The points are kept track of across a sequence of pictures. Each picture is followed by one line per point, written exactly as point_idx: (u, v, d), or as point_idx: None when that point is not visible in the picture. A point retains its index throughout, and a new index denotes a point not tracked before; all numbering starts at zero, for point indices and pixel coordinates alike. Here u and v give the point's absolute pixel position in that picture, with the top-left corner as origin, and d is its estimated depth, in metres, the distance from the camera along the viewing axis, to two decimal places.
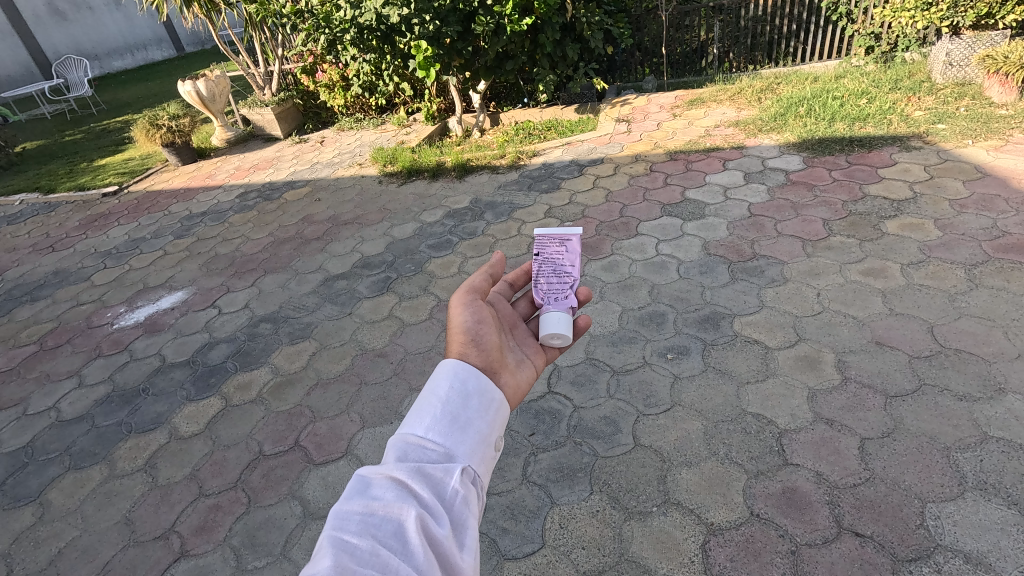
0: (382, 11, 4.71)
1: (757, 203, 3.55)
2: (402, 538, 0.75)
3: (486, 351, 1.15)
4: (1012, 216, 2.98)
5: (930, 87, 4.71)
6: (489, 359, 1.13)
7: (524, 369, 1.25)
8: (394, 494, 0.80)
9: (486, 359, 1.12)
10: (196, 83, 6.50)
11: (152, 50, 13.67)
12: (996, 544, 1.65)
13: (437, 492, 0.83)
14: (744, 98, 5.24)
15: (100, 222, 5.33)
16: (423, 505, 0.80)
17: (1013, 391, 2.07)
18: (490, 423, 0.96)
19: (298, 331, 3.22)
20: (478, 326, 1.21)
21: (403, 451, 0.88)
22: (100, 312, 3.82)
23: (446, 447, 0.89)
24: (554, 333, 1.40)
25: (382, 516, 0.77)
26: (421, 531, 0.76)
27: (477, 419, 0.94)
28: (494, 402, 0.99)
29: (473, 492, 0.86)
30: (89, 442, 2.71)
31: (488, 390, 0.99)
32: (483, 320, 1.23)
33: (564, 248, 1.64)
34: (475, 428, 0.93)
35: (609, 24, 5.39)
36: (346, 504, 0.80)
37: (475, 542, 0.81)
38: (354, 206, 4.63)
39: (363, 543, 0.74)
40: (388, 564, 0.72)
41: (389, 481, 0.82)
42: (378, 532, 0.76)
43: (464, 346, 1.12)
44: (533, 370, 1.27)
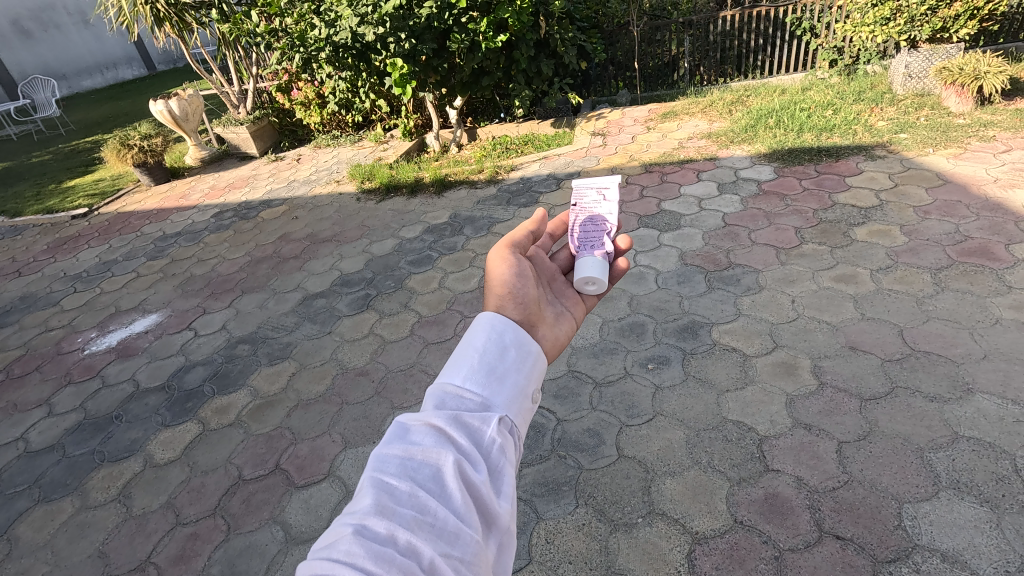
0: (357, 29, 4.73)
1: (731, 212, 3.62)
2: (440, 483, 0.71)
3: (523, 304, 1.07)
4: (973, 222, 3.09)
5: (892, 98, 4.88)
6: (525, 314, 1.05)
7: (564, 323, 1.17)
8: (432, 440, 0.75)
9: (523, 312, 1.05)
10: (168, 102, 6.42)
11: (123, 69, 13.48)
12: (970, 541, 1.70)
13: (476, 439, 0.77)
14: (715, 110, 5.36)
15: (70, 245, 5.20)
16: (461, 451, 0.75)
17: (980, 391, 2.13)
18: (529, 373, 0.88)
19: (277, 351, 3.17)
20: (517, 280, 1.12)
21: (441, 399, 0.82)
22: (71, 338, 3.72)
23: (485, 394, 0.82)
24: (589, 279, 1.32)
25: (420, 460, 0.73)
26: (458, 478, 0.72)
27: (517, 368, 0.87)
28: (535, 351, 0.91)
29: (511, 441, 0.80)
30: (59, 473, 2.62)
31: (527, 339, 0.92)
32: (522, 275, 1.14)
33: (603, 197, 1.62)
34: (515, 377, 0.86)
35: (582, 40, 5.49)
36: (384, 447, 0.76)
37: (514, 491, 0.76)
38: (333, 223, 4.60)
39: (401, 487, 0.70)
40: (426, 509, 0.68)
41: (428, 425, 0.77)
42: (415, 477, 0.71)
43: (500, 300, 1.05)
44: (573, 323, 1.19)
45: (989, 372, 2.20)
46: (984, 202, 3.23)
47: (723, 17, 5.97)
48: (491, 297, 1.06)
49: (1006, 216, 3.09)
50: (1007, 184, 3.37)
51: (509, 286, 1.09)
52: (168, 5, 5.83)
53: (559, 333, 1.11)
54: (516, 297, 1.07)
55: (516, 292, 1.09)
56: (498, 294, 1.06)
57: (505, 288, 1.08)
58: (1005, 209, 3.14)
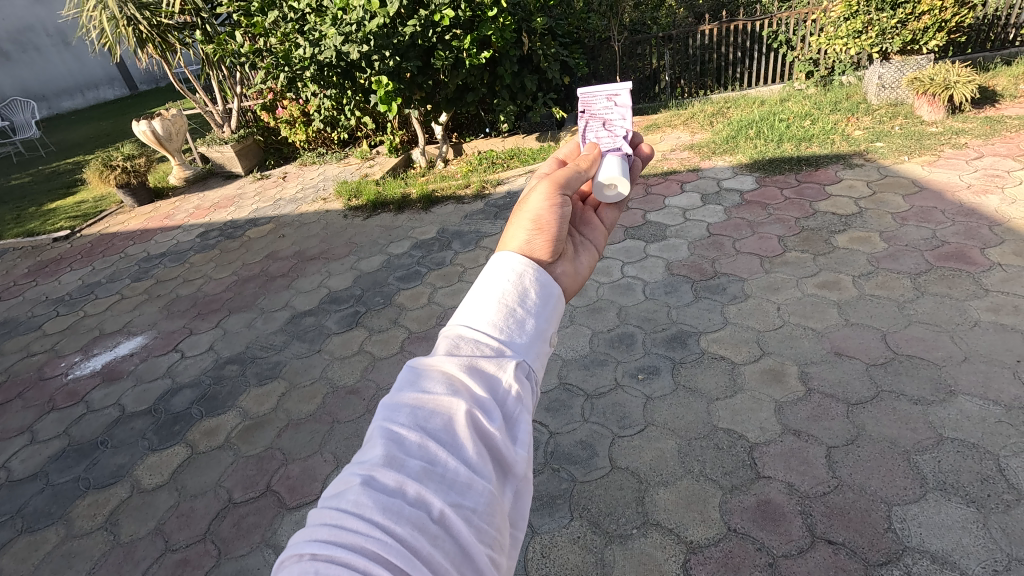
0: (342, 48, 4.75)
1: (715, 222, 3.68)
2: (452, 432, 0.68)
3: (555, 238, 1.07)
4: (949, 227, 3.17)
5: (867, 108, 5.02)
6: (555, 247, 1.06)
7: (583, 256, 1.19)
8: (445, 388, 0.73)
9: (552, 247, 1.05)
10: (151, 122, 6.37)
11: (104, 89, 13.39)
12: (958, 542, 1.72)
13: (489, 387, 0.75)
14: (696, 122, 5.46)
15: (51, 268, 5.13)
16: (474, 400, 0.73)
17: (963, 393, 2.18)
18: (548, 316, 0.87)
19: (266, 371, 3.15)
20: (556, 216, 1.12)
21: (455, 345, 0.80)
22: (53, 362, 3.66)
23: (499, 341, 0.81)
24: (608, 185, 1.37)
25: (431, 408, 0.70)
26: (471, 426, 0.69)
27: (533, 315, 0.85)
28: (552, 297, 0.90)
29: (527, 389, 0.78)
30: (43, 501, 2.57)
31: (544, 284, 0.90)
32: (558, 210, 1.14)
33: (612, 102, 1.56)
34: (530, 324, 0.84)
35: (564, 56, 5.58)
36: (394, 396, 0.73)
37: (529, 438, 0.74)
38: (320, 241, 4.59)
39: (411, 436, 0.67)
40: (437, 458, 0.65)
41: (440, 374, 0.75)
42: (427, 425, 0.68)
43: (536, 230, 1.05)
44: (594, 254, 1.23)
45: (971, 374, 2.25)
46: (959, 207, 3.32)
47: (701, 31, 6.11)
48: (524, 228, 1.05)
49: (980, 221, 3.17)
50: (980, 189, 3.47)
51: (547, 220, 1.09)
52: (150, 26, 5.82)
53: (581, 267, 1.13)
54: (552, 231, 1.07)
55: (553, 226, 1.08)
56: (535, 226, 1.06)
57: (544, 221, 1.07)
58: (979, 214, 3.23)
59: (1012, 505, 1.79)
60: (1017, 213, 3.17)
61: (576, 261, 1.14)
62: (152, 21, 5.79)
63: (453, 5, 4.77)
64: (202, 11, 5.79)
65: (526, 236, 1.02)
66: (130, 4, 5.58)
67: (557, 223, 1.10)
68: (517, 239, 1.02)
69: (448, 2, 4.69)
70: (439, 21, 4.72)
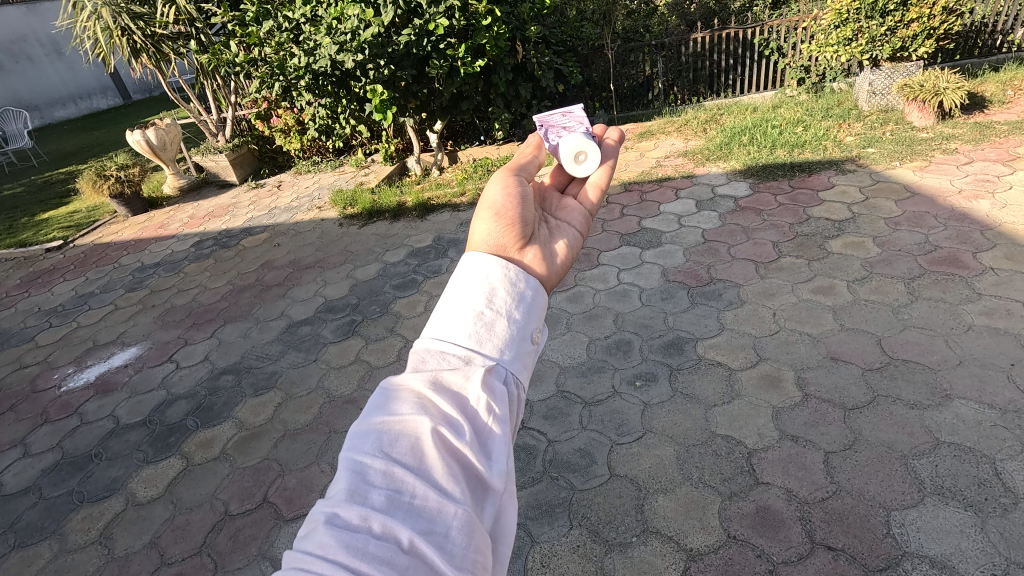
0: (337, 57, 4.75)
1: (710, 228, 3.70)
2: (419, 454, 0.67)
3: (518, 223, 1.09)
4: (941, 232, 3.20)
5: (858, 114, 5.08)
6: (519, 231, 1.07)
7: (559, 238, 1.17)
8: (412, 409, 0.72)
9: (516, 232, 1.06)
10: (145, 132, 6.36)
11: (97, 98, 13.35)
12: (957, 546, 1.73)
13: (458, 404, 0.75)
14: (690, 129, 5.50)
15: (44, 279, 5.09)
16: (443, 419, 0.72)
17: (958, 397, 2.19)
18: (520, 317, 0.87)
19: (262, 381, 3.13)
20: (515, 202, 1.14)
21: (421, 363, 0.80)
22: (47, 374, 3.62)
23: (469, 351, 0.81)
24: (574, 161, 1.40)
25: (397, 431, 0.69)
26: (439, 446, 0.68)
27: (503, 322, 0.85)
28: (525, 295, 0.90)
29: (498, 400, 0.77)
30: (36, 516, 2.53)
31: (514, 283, 0.90)
32: (517, 198, 1.16)
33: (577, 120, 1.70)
34: (501, 326, 0.84)
35: (558, 64, 5.62)
36: (359, 424, 0.72)
37: (504, 450, 0.73)
38: (315, 250, 4.59)
39: (376, 465, 0.65)
40: (403, 485, 0.64)
41: (407, 396, 0.74)
42: (392, 451, 0.67)
43: (495, 219, 1.07)
44: (575, 235, 1.22)
45: (966, 378, 2.27)
46: (951, 212, 3.35)
47: (694, 39, 6.16)
48: (484, 220, 1.08)
49: (972, 225, 3.20)
50: (971, 194, 3.50)
51: (505, 207, 1.11)
52: (144, 36, 5.83)
53: (559, 249, 1.12)
54: (512, 217, 1.09)
55: (513, 212, 1.11)
56: (494, 215, 1.08)
57: (502, 209, 1.10)
58: (971, 219, 3.26)
59: (1010, 509, 1.80)
60: (1008, 217, 3.20)
61: (551, 242, 1.14)
62: (146, 31, 5.79)
63: (448, 14, 4.80)
64: (197, 21, 5.81)
65: (486, 226, 1.05)
66: (124, 15, 5.62)
67: (517, 208, 1.13)
68: (479, 232, 1.05)
69: (442, 12, 4.71)
70: (434, 30, 4.77)
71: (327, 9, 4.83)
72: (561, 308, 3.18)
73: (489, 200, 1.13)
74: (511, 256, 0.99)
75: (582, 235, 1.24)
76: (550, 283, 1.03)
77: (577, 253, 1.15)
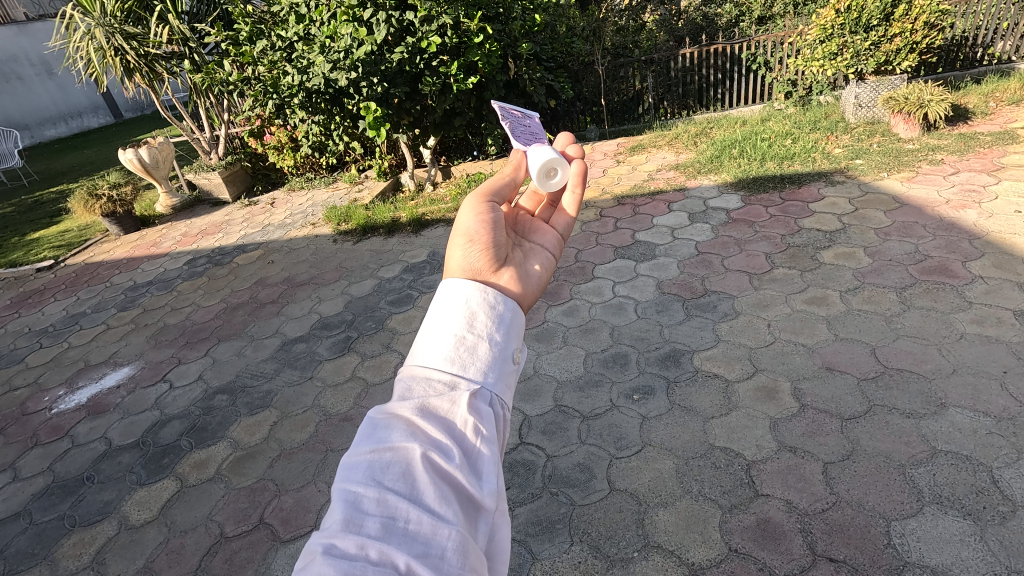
0: (330, 75, 4.77)
1: (703, 241, 3.73)
2: (411, 480, 0.68)
3: (493, 248, 1.08)
4: (930, 241, 3.25)
5: (845, 126, 5.18)
6: (496, 256, 1.07)
7: (535, 261, 1.18)
8: (400, 435, 0.72)
9: (491, 255, 1.07)
10: (138, 150, 6.34)
11: (88, 117, 13.42)
12: (958, 556, 1.73)
13: (446, 427, 0.75)
14: (681, 142, 5.57)
15: (34, 299, 5.04)
16: (431, 444, 0.72)
17: (953, 405, 2.21)
18: (502, 336, 0.87)
19: (256, 400, 3.10)
20: (490, 225, 1.13)
21: (407, 389, 0.80)
22: (37, 397, 3.57)
23: (453, 375, 0.81)
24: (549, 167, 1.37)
25: (388, 458, 0.69)
26: (430, 471, 0.69)
27: (486, 341, 0.85)
28: (505, 315, 0.90)
29: (486, 420, 0.77)
30: (26, 542, 2.48)
31: (493, 306, 0.90)
32: (491, 221, 1.14)
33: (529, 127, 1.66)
34: (484, 348, 0.84)
35: (550, 80, 5.70)
36: (350, 454, 0.72)
37: (494, 470, 0.73)
38: (310, 266, 4.58)
39: (368, 493, 0.66)
40: (397, 511, 0.64)
41: (395, 422, 0.74)
42: (384, 478, 0.67)
43: (470, 245, 1.06)
44: (548, 257, 1.23)
45: (960, 387, 2.28)
46: (940, 222, 3.40)
47: (682, 54, 6.25)
48: (458, 246, 1.07)
49: (960, 235, 3.25)
50: (959, 204, 3.55)
51: (480, 231, 1.10)
52: (137, 56, 5.84)
53: (535, 270, 1.13)
54: (488, 240, 1.09)
55: (488, 235, 1.10)
56: (469, 240, 1.08)
57: (477, 233, 1.10)
58: (959, 228, 3.31)
59: (1008, 517, 1.80)
60: (995, 226, 3.26)
61: (526, 265, 1.14)
62: (139, 50, 5.81)
63: (440, 32, 4.85)
64: (190, 40, 5.81)
65: (461, 252, 1.05)
66: (117, 35, 5.66)
67: (491, 231, 1.12)
68: (454, 258, 1.05)
69: (434, 29, 4.75)
70: (426, 47, 4.80)
71: (321, 28, 4.87)
72: (557, 322, 3.19)
73: (463, 226, 1.12)
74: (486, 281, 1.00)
75: (556, 258, 1.25)
76: (527, 303, 1.04)
77: (551, 275, 1.16)
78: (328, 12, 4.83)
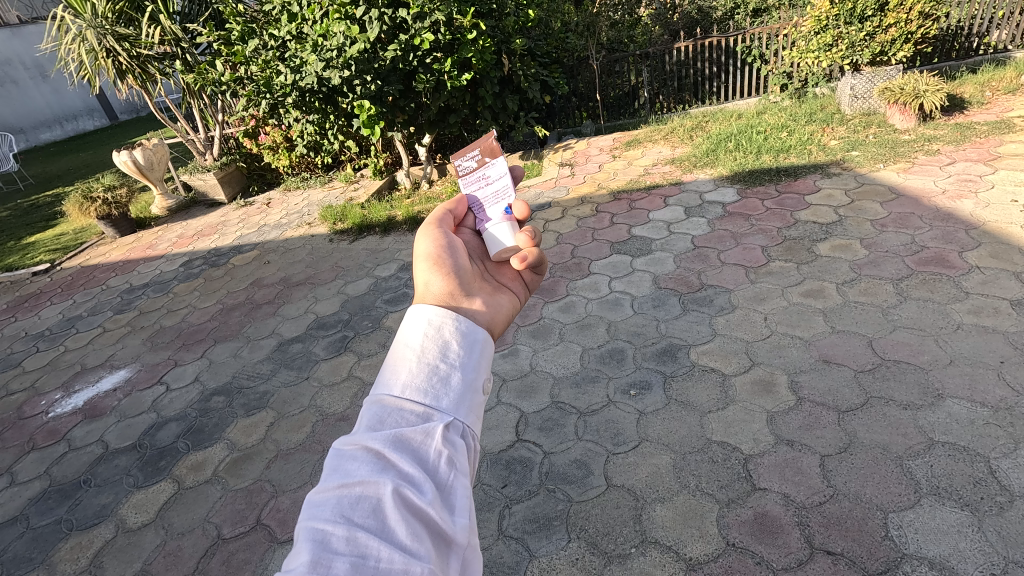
0: (323, 73, 4.72)
1: (699, 235, 3.71)
2: (381, 517, 0.67)
3: (456, 273, 1.13)
4: (927, 232, 3.23)
5: (841, 118, 5.14)
6: (461, 281, 1.11)
7: (504, 297, 1.19)
8: (370, 468, 0.72)
9: (456, 281, 1.11)
10: (132, 152, 6.29)
11: (84, 119, 13.43)
12: (955, 546, 1.72)
13: (418, 460, 0.74)
14: (676, 136, 5.55)
15: (29, 304, 5.03)
16: (404, 478, 0.72)
17: (950, 396, 2.20)
18: (475, 365, 0.88)
19: (254, 401, 3.10)
20: (445, 249, 1.20)
21: (379, 416, 0.79)
22: (33, 401, 3.57)
23: (426, 405, 0.81)
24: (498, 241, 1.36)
25: (357, 494, 0.69)
26: (401, 507, 0.68)
27: (458, 368, 0.85)
28: (476, 343, 0.91)
29: (459, 452, 0.78)
30: (23, 547, 2.48)
31: (464, 334, 0.90)
32: (446, 245, 1.22)
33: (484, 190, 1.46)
34: (456, 378, 0.84)
35: (544, 76, 5.70)
36: (319, 488, 0.72)
37: (467, 504, 0.74)
38: (305, 266, 4.57)
39: (338, 532, 0.65)
40: (367, 550, 0.64)
41: (366, 454, 0.74)
42: (353, 515, 0.67)
43: (433, 269, 1.11)
44: (513, 296, 1.24)
45: (957, 378, 2.27)
46: (935, 212, 3.39)
47: (676, 48, 6.24)
48: (422, 268, 1.12)
49: (957, 225, 3.24)
50: (955, 194, 3.54)
51: (437, 254, 1.17)
52: (130, 57, 5.80)
53: (503, 303, 1.15)
54: (448, 266, 1.14)
55: (447, 260, 1.15)
56: (431, 264, 1.13)
57: (436, 256, 1.16)
58: (956, 218, 3.30)
59: (1006, 507, 1.80)
60: (992, 216, 3.25)
61: (495, 297, 1.16)
62: (131, 52, 5.77)
63: (433, 29, 4.84)
64: (182, 41, 5.81)
65: (425, 276, 1.09)
66: (109, 36, 5.62)
67: (450, 257, 1.17)
68: (420, 282, 1.08)
69: (428, 26, 4.75)
70: (419, 45, 4.79)
71: (313, 27, 4.85)
72: (553, 318, 3.19)
73: (422, 251, 1.18)
74: (455, 301, 1.02)
75: (522, 302, 1.27)
76: (497, 330, 1.06)
77: (518, 310, 1.18)
78: (320, 10, 4.81)
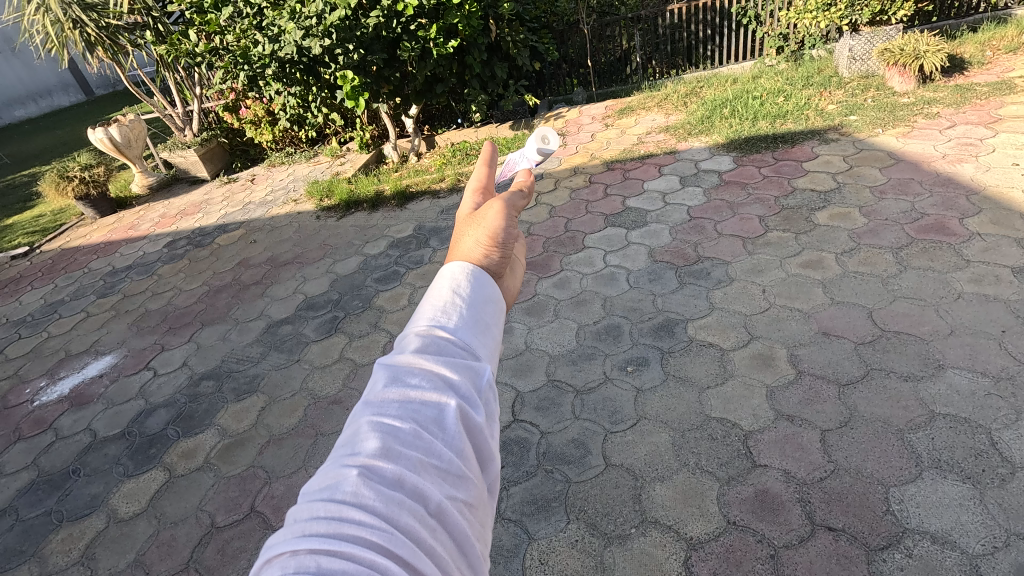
0: (303, 43, 4.55)
1: (695, 206, 3.63)
2: (441, 429, 0.61)
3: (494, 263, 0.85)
4: (927, 198, 3.17)
5: (839, 81, 5.01)
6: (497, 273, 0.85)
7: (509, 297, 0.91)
8: (428, 382, 0.64)
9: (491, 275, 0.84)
10: (107, 129, 6.06)
11: (58, 95, 12.94)
12: (957, 520, 1.71)
13: (475, 380, 0.67)
14: (670, 103, 5.40)
15: (10, 288, 4.89)
16: (463, 396, 0.65)
17: (951, 366, 2.17)
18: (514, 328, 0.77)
19: (244, 385, 3.03)
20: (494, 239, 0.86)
21: (431, 340, 0.69)
22: (18, 389, 3.49)
23: (480, 337, 0.72)
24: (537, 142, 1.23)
25: (417, 402, 0.62)
26: (460, 424, 0.62)
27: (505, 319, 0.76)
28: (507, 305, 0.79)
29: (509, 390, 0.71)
30: (13, 540, 2.44)
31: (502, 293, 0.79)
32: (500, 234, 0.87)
33: None
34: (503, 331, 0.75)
35: (534, 41, 5.49)
36: (375, 391, 0.64)
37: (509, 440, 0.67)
38: (293, 245, 4.45)
39: (400, 430, 0.59)
40: (430, 450, 0.58)
41: (424, 365, 0.66)
42: (414, 419, 0.61)
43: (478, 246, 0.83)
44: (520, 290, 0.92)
45: (958, 348, 2.24)
46: (936, 177, 3.32)
47: (670, 10, 6.01)
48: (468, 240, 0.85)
49: (958, 191, 3.17)
50: (955, 158, 3.47)
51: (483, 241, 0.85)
52: (98, 28, 5.53)
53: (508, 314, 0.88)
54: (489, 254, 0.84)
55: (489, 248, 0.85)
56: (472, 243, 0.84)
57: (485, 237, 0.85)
58: (956, 184, 3.23)
59: (1008, 479, 1.78)
60: (993, 181, 3.18)
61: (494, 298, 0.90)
62: (100, 22, 5.50)
63: None
64: (153, 10, 5.55)
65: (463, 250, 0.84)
66: (74, 5, 5.31)
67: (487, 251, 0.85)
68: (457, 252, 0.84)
69: None
70: (403, 11, 4.58)
71: None
72: (548, 295, 3.12)
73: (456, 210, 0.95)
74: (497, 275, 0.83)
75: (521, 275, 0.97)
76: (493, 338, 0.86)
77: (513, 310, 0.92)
78: None
